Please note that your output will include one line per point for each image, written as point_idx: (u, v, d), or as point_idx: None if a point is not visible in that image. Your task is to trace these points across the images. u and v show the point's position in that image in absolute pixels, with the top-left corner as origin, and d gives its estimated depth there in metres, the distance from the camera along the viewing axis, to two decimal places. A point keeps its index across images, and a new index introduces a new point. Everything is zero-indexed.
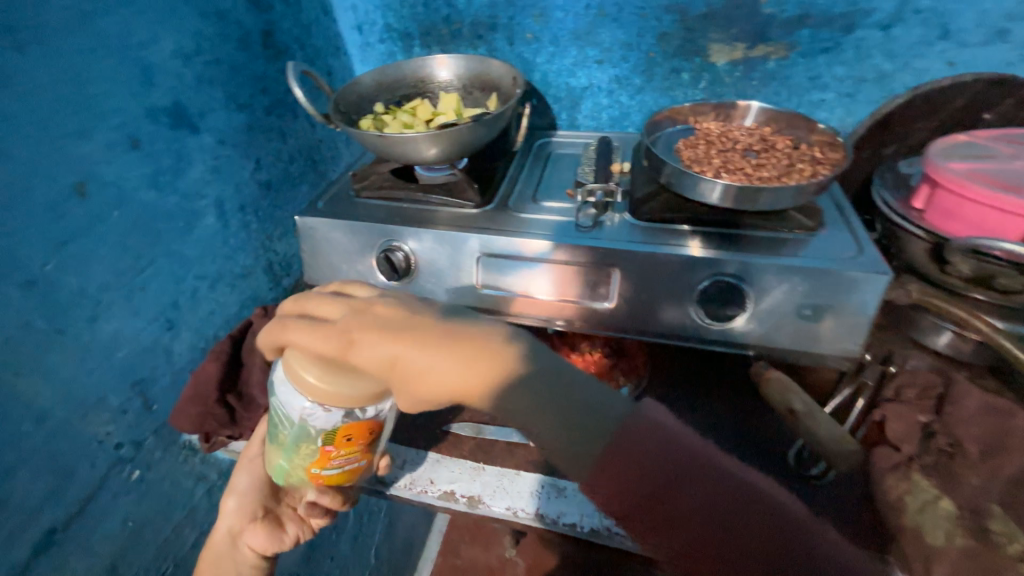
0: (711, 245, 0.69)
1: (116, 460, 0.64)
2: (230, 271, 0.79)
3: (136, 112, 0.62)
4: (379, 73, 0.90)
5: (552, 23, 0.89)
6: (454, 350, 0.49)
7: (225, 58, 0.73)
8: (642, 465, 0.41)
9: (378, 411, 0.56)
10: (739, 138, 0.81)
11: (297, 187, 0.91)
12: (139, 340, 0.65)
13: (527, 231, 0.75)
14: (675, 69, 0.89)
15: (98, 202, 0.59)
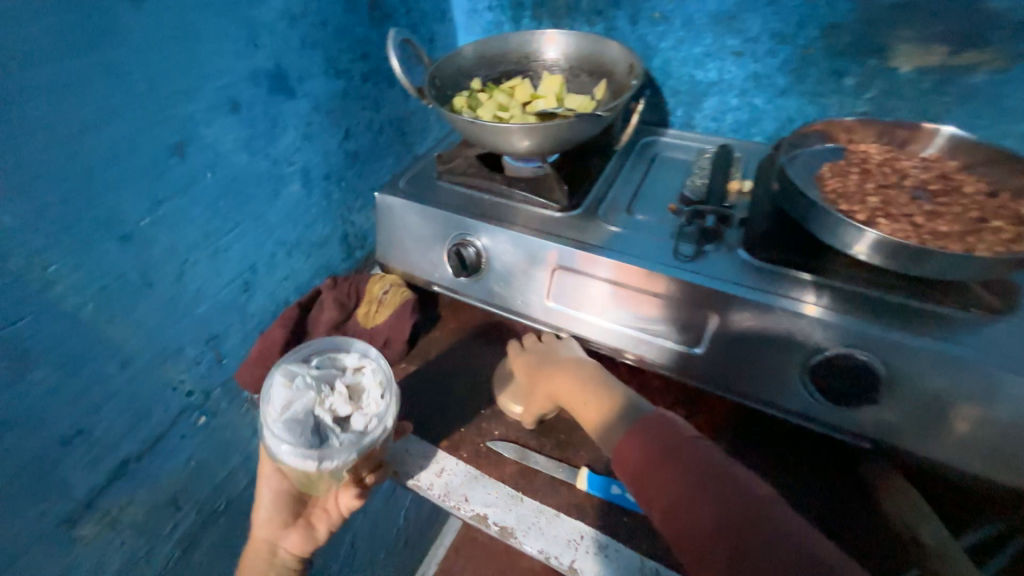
0: (841, 308, 0.56)
1: (186, 405, 0.69)
2: (308, 239, 0.79)
3: (238, 74, 0.60)
4: (481, 45, 0.83)
5: (690, 1, 0.75)
6: (568, 367, 0.64)
7: (330, 20, 0.70)
8: (669, 453, 0.48)
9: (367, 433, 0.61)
10: (910, 173, 0.64)
11: (383, 160, 0.88)
12: (218, 299, 0.68)
13: (616, 249, 0.66)
14: (838, 71, 0.72)
15: (194, 164, 0.59)
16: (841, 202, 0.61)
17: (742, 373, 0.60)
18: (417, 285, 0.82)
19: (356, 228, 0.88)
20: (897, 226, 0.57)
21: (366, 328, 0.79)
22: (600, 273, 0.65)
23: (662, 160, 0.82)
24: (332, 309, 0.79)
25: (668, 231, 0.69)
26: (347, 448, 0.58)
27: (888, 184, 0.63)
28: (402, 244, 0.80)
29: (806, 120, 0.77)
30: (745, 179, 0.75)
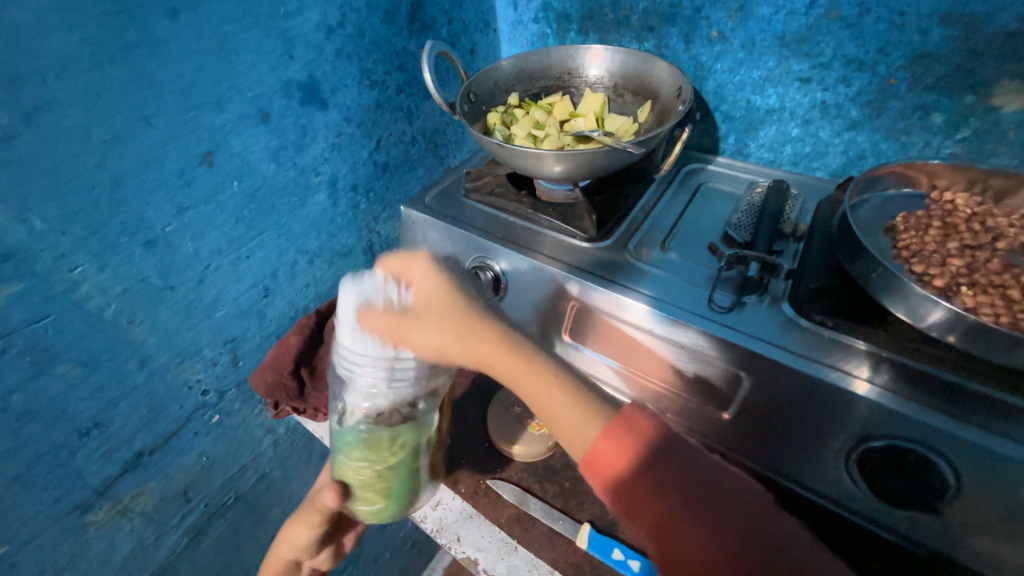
0: (902, 391, 0.48)
1: (200, 404, 0.70)
2: (332, 248, 0.79)
3: (271, 85, 0.60)
4: (522, 59, 0.79)
5: (753, 20, 0.67)
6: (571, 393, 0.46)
7: (368, 31, 0.69)
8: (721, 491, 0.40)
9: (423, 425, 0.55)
10: (1006, 233, 0.54)
11: (413, 172, 0.87)
12: (238, 304, 0.69)
13: (644, 290, 0.61)
14: (924, 106, 0.62)
15: (221, 173, 0.59)
16: (915, 263, 0.52)
17: (792, 453, 0.53)
18: None
19: (380, 238, 0.87)
20: (983, 297, 0.48)
21: None
22: (625, 315, 0.60)
23: (707, 192, 0.75)
24: None
25: (704, 275, 0.62)
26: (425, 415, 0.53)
27: (976, 245, 0.53)
28: None
29: (880, 158, 0.68)
30: (801, 220, 0.66)
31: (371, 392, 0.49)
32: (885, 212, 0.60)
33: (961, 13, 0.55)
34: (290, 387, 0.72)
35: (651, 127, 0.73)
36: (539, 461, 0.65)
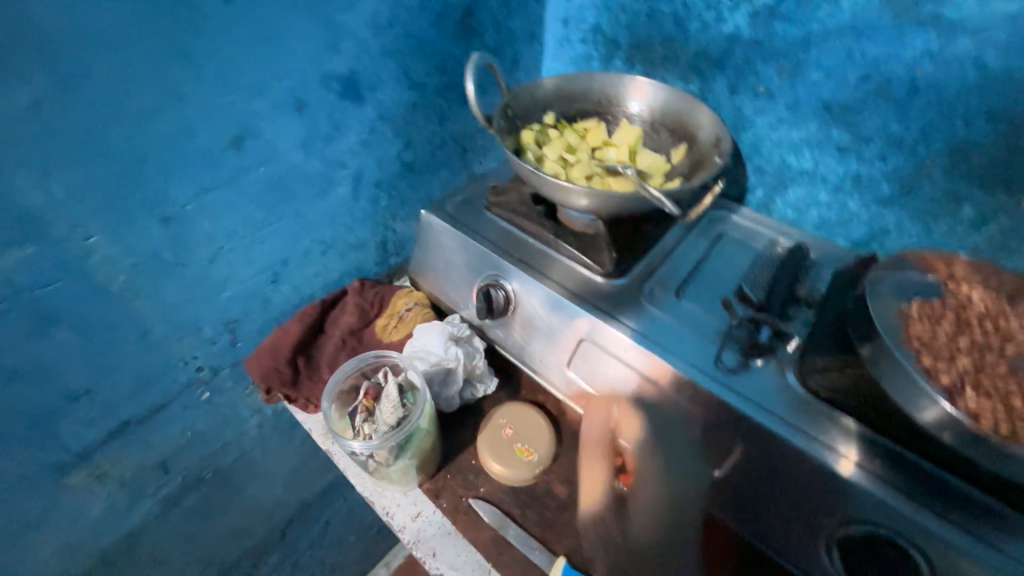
0: (883, 473, 0.50)
1: (193, 380, 0.69)
2: (346, 240, 0.78)
3: (310, 75, 0.59)
4: (564, 79, 0.78)
5: (802, 82, 0.66)
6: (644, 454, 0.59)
7: (415, 31, 0.67)
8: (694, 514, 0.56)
9: (385, 398, 0.63)
10: (1018, 338, 0.54)
11: (438, 174, 0.86)
12: (245, 286, 0.68)
13: (650, 336, 0.61)
14: (956, 196, 0.62)
15: (247, 156, 0.58)
16: (925, 353, 0.52)
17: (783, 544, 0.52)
18: (442, 309, 0.80)
19: (395, 235, 0.86)
20: (985, 403, 0.48)
21: (381, 341, 0.76)
22: (629, 357, 0.61)
23: (727, 243, 0.75)
24: (353, 314, 0.78)
25: (713, 329, 0.63)
26: (394, 388, 0.63)
27: (985, 345, 0.53)
28: (436, 267, 0.78)
29: (903, 237, 0.68)
30: (816, 288, 0.67)
31: (389, 413, 0.61)
32: (900, 294, 0.60)
33: (1012, 114, 0.54)
34: (285, 373, 0.72)
35: (684, 172, 0.72)
36: (523, 487, 0.65)
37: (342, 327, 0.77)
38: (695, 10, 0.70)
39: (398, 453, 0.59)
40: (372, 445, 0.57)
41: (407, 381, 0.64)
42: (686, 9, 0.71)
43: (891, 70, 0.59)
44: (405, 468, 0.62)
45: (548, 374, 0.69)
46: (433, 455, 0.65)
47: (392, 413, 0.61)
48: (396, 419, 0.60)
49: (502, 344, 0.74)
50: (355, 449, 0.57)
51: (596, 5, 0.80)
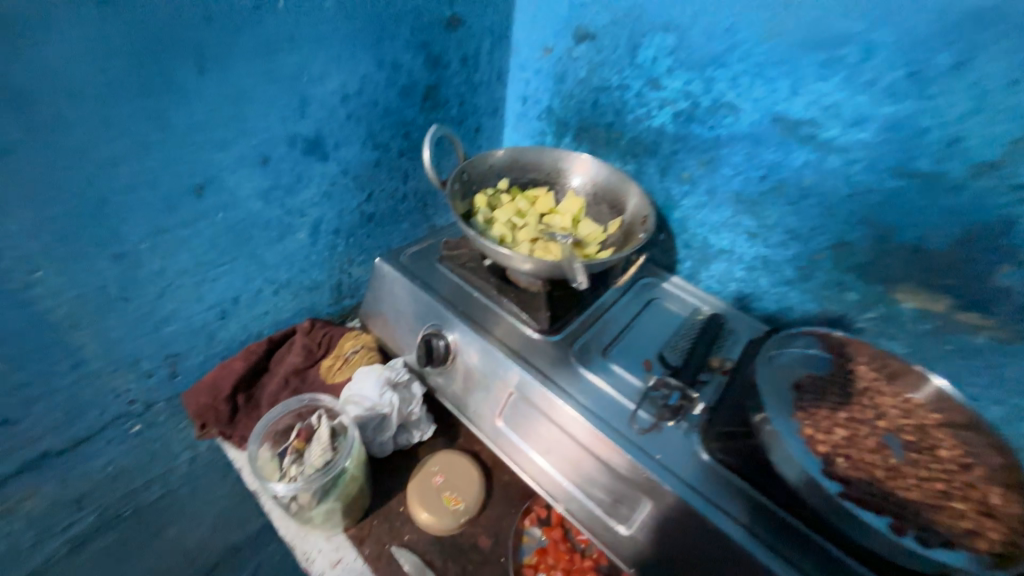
0: (765, 536, 0.55)
1: (123, 413, 0.69)
2: (300, 282, 0.82)
3: (277, 135, 0.65)
4: (518, 151, 0.87)
5: (718, 175, 0.76)
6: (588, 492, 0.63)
7: (383, 102, 0.75)
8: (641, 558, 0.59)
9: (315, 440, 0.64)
10: (888, 414, 0.62)
11: (398, 224, 0.92)
12: (191, 322, 0.70)
13: (574, 393, 0.65)
14: (843, 283, 0.71)
15: (209, 203, 0.62)
16: (809, 423, 0.59)
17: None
18: (387, 353, 0.83)
19: (351, 278, 0.90)
20: (854, 471, 0.54)
21: (324, 382, 0.79)
22: (553, 414, 0.65)
23: (657, 308, 0.83)
24: (299, 353, 0.80)
25: (634, 390, 0.68)
26: (324, 429, 0.64)
27: (860, 420, 0.61)
28: (386, 312, 0.82)
29: (804, 314, 0.76)
30: (729, 356, 0.74)
31: (318, 454, 0.62)
32: (796, 368, 0.68)
33: (878, 221, 0.64)
34: (221, 410, 0.73)
35: (617, 242, 0.80)
36: (447, 537, 0.66)
37: (286, 366, 0.79)
38: (631, 106, 0.80)
39: (323, 496, 0.60)
40: (296, 486, 0.58)
41: (339, 423, 0.66)
42: (624, 104, 0.81)
43: (786, 174, 0.69)
44: (329, 511, 0.62)
45: (481, 424, 0.72)
46: (360, 499, 0.66)
47: (320, 455, 0.62)
48: (323, 462, 0.62)
49: (442, 393, 0.77)
50: (277, 492, 0.58)
51: (550, 90, 0.90)
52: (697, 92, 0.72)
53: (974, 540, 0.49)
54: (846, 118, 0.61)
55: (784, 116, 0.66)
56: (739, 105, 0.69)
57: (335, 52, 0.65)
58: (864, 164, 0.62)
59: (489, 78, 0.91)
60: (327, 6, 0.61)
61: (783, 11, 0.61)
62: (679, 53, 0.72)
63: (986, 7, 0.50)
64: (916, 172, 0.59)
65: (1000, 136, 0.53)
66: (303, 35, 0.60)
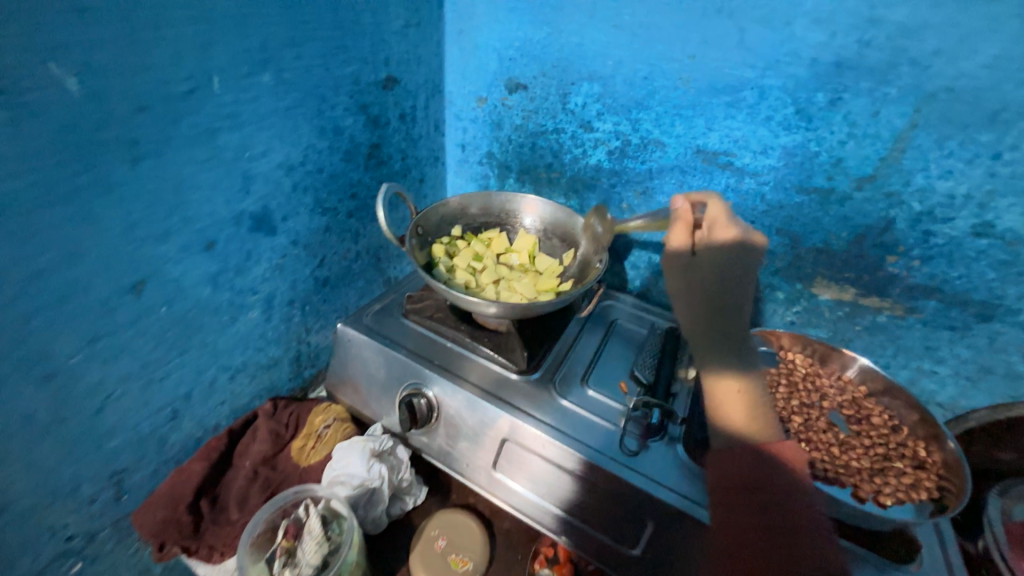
0: None
1: (61, 553, 0.59)
2: (256, 362, 0.76)
3: (222, 216, 0.61)
4: (467, 198, 0.89)
5: (654, 203, 0.84)
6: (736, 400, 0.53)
7: (327, 167, 0.74)
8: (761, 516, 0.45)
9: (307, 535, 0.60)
10: (827, 393, 0.72)
11: (353, 284, 0.89)
12: (138, 431, 0.62)
13: (563, 428, 0.67)
14: (771, 285, 0.81)
15: (151, 300, 0.57)
16: (771, 417, 0.67)
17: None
18: (362, 422, 0.79)
19: (309, 347, 0.85)
20: (816, 453, 0.62)
21: (298, 466, 0.74)
22: (547, 452, 0.66)
23: (619, 329, 0.87)
24: (264, 441, 0.74)
25: (615, 413, 0.70)
26: (317, 521, 0.60)
27: (809, 404, 0.70)
28: (355, 379, 0.78)
29: (744, 315, 0.86)
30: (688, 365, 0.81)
31: (312, 552, 0.58)
32: None
33: (790, 230, 0.74)
34: (184, 522, 0.64)
35: (574, 273, 0.84)
36: None
37: (252, 457, 0.73)
38: (567, 147, 0.87)
39: None
40: None
41: (331, 510, 0.62)
42: (560, 145, 0.87)
43: None
44: None
45: (474, 476, 0.71)
46: None
47: (316, 551, 0.58)
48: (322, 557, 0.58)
49: (427, 451, 0.74)
50: None
51: (487, 136, 0.95)
52: (625, 132, 0.80)
53: (915, 492, 0.59)
54: (753, 148, 0.71)
55: (702, 149, 0.75)
56: (663, 142, 0.77)
57: (277, 125, 0.64)
58: (772, 185, 0.72)
59: (427, 130, 0.93)
60: (264, 82, 0.60)
61: (688, 62, 0.70)
62: (604, 99, 0.79)
63: (841, 59, 0.61)
64: (814, 188, 0.69)
65: (869, 158, 0.64)
66: (241, 114, 0.58)
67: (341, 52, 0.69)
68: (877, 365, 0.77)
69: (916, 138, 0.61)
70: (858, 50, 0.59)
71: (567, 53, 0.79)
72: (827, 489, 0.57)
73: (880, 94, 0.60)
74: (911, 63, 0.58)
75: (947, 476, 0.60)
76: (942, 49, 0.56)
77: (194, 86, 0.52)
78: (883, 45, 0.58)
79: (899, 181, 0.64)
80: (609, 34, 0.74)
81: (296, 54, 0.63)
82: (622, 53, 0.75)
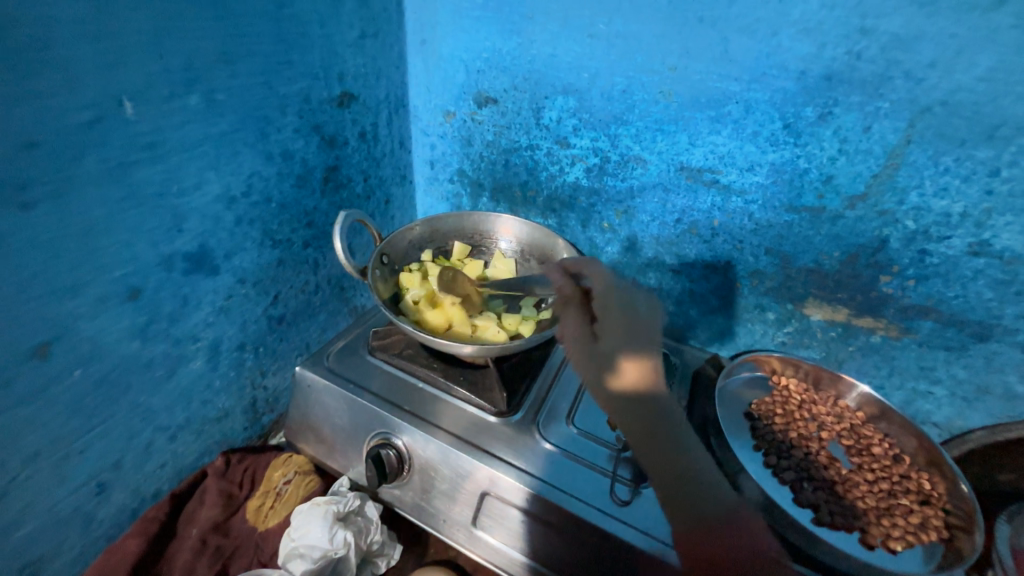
0: None
1: None
2: (203, 415, 0.68)
3: (149, 261, 0.53)
4: (437, 220, 0.82)
5: (636, 222, 0.79)
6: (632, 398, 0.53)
7: (277, 196, 0.66)
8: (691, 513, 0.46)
9: None
10: (826, 422, 0.68)
11: (314, 318, 0.81)
12: (56, 513, 0.53)
13: (549, 479, 0.59)
14: (761, 305, 0.77)
15: (60, 363, 0.48)
16: (770, 452, 0.63)
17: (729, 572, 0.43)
18: (329, 473, 0.70)
19: (266, 392, 0.77)
20: (820, 493, 0.58)
21: (254, 530, 0.65)
22: (533, 508, 0.58)
23: None
24: (214, 504, 0.66)
25: (605, 455, 0.63)
26: None
27: (808, 435, 0.66)
28: (316, 428, 0.70)
29: (733, 336, 0.81)
30: (681, 394, 0.74)
31: None
32: (742, 394, 0.72)
33: (781, 250, 0.70)
34: None
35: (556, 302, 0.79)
36: None
37: (201, 524, 0.64)
38: (543, 164, 0.81)
39: None
40: None
41: None
42: (535, 162, 0.81)
43: (696, 217, 0.74)
44: None
45: (451, 535, 0.62)
46: None
47: None
48: None
49: (400, 507, 0.66)
50: None
51: (457, 153, 0.88)
52: (603, 148, 0.74)
53: (924, 532, 0.55)
54: (739, 165, 0.67)
55: (686, 165, 0.70)
56: (644, 159, 0.72)
57: (212, 153, 0.56)
58: (761, 203, 0.68)
59: (392, 148, 0.86)
60: (191, 105, 0.52)
61: (668, 74, 0.66)
62: (581, 113, 0.74)
63: (831, 71, 0.57)
64: (804, 207, 0.66)
65: (861, 175, 0.61)
66: (166, 143, 0.51)
67: (287, 67, 0.62)
68: (872, 386, 0.74)
69: (911, 154, 0.57)
70: (848, 62, 0.56)
71: (539, 65, 0.73)
72: (834, 540, 0.53)
73: (871, 108, 0.57)
74: (905, 75, 0.54)
75: (955, 512, 0.57)
76: (939, 60, 0.53)
77: (98, 114, 0.45)
78: (873, 58, 0.55)
79: (892, 199, 0.60)
80: (583, 44, 0.69)
81: (231, 72, 0.55)
82: (598, 65, 0.69)
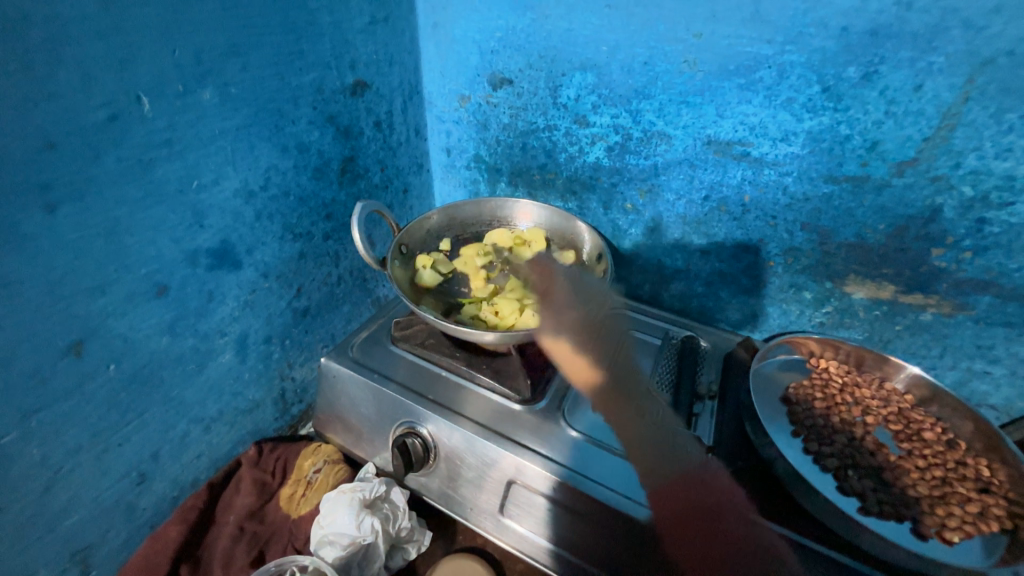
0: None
1: None
2: (234, 408, 0.69)
3: (174, 258, 0.54)
4: (453, 208, 0.81)
5: (661, 202, 0.75)
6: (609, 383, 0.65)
7: (295, 189, 0.66)
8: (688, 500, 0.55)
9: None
10: (870, 406, 0.64)
11: (338, 310, 0.82)
12: (100, 503, 0.56)
13: (576, 467, 0.58)
14: (797, 285, 0.72)
15: (94, 361, 0.50)
16: (811, 438, 0.60)
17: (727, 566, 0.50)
18: (356, 461, 0.71)
19: (294, 383, 0.78)
20: (866, 481, 0.55)
21: (288, 517, 0.67)
22: (559, 496, 0.57)
23: (631, 341, 0.77)
24: (249, 492, 0.68)
25: None
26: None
27: (852, 420, 0.62)
28: (343, 418, 0.71)
29: (767, 318, 0.78)
30: (710, 379, 0.70)
31: None
32: (779, 378, 0.68)
33: (818, 225, 0.66)
34: None
35: None
36: None
37: (237, 512, 0.66)
38: (561, 145, 0.78)
39: None
40: None
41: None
42: (553, 144, 0.79)
43: (725, 193, 0.70)
44: None
45: (480, 523, 0.62)
46: None
47: None
48: None
49: (427, 494, 0.66)
50: None
51: (474, 139, 0.86)
52: (624, 125, 0.71)
53: (984, 523, 0.52)
54: (772, 136, 0.63)
55: (713, 139, 0.66)
56: (668, 134, 0.69)
57: (230, 148, 0.56)
58: (796, 175, 0.64)
59: (408, 136, 0.85)
60: (205, 99, 0.52)
61: (693, 42, 0.62)
62: (600, 90, 0.70)
63: (877, 25, 0.53)
64: (846, 177, 0.61)
65: (910, 139, 0.56)
66: (181, 140, 0.51)
67: (299, 57, 0.61)
68: (922, 368, 0.68)
69: (969, 113, 0.53)
70: (897, 14, 0.51)
71: (555, 41, 0.70)
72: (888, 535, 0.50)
73: (923, 64, 0.52)
74: (964, 25, 0.50)
75: (1019, 501, 0.53)
76: (1005, 4, 0.48)
77: (115, 112, 0.45)
78: (927, 7, 0.50)
79: (946, 164, 0.56)
80: (601, 16, 0.66)
81: (242, 64, 0.55)
82: (617, 37, 0.66)
